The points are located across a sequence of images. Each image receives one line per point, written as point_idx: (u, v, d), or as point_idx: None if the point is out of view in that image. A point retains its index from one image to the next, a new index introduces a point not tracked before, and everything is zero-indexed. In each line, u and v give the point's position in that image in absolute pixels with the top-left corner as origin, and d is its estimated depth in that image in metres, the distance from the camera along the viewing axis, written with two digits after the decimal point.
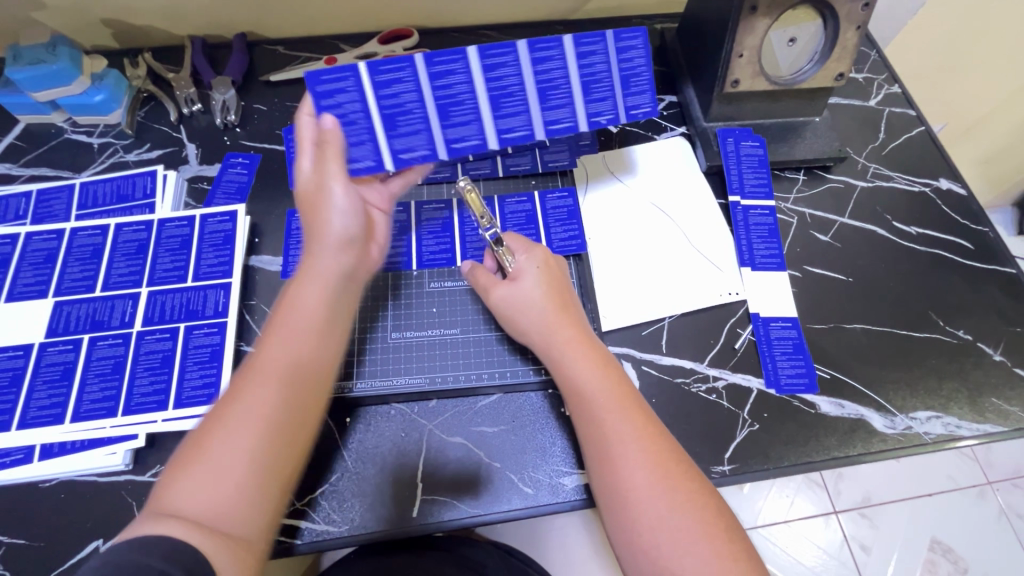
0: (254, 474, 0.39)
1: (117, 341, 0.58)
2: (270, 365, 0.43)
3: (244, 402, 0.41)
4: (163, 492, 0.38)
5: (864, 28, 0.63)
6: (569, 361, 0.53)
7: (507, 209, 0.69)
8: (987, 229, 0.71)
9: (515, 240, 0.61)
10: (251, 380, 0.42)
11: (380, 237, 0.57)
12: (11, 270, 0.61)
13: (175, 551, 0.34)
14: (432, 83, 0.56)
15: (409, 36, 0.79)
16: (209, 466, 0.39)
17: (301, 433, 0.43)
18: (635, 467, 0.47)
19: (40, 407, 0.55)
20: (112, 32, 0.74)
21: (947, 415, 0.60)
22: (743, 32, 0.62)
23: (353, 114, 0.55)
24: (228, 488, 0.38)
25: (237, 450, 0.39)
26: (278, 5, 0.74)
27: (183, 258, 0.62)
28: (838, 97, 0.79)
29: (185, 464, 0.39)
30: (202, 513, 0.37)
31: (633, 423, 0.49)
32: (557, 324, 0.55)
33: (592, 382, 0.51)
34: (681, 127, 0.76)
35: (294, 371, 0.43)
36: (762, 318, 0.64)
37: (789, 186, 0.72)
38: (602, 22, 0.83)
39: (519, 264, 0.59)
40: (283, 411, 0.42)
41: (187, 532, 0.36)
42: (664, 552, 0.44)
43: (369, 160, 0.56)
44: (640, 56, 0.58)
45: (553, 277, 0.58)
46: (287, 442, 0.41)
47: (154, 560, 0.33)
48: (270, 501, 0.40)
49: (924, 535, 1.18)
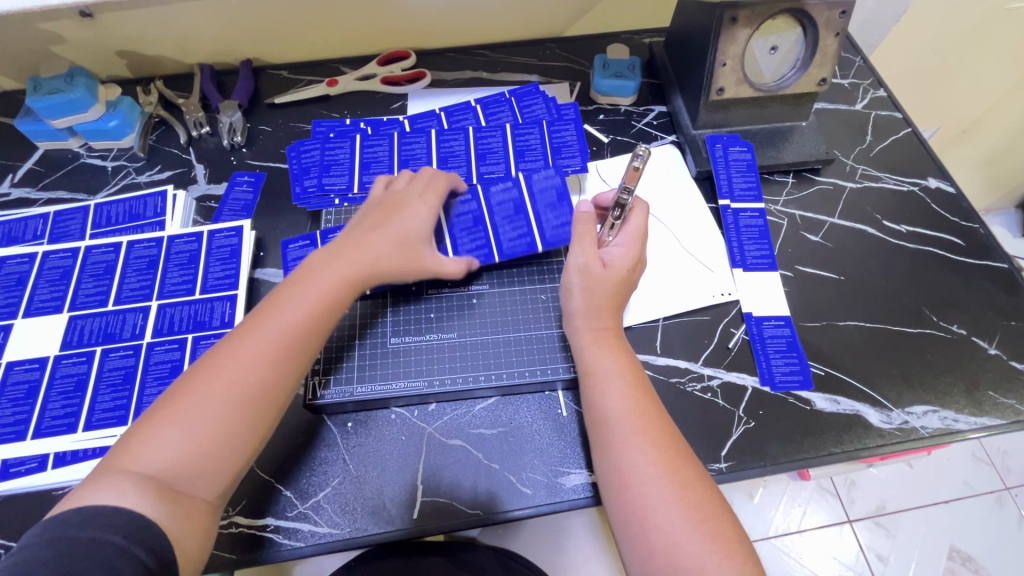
0: (212, 443, 0.45)
1: (128, 352, 0.60)
2: (259, 340, 0.49)
3: (225, 370, 0.47)
4: (125, 451, 0.44)
5: (843, 35, 0.65)
6: (591, 344, 0.56)
7: (493, 199, 0.66)
8: (978, 225, 0.71)
9: (636, 224, 0.62)
10: (234, 348, 0.48)
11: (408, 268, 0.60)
12: (28, 287, 0.64)
13: (127, 525, 0.39)
14: (400, 145, 0.72)
15: (406, 57, 0.82)
16: (178, 428, 0.44)
17: (269, 407, 0.48)
18: (636, 450, 0.49)
19: (55, 417, 0.57)
20: (127, 63, 0.78)
21: (944, 409, 0.60)
22: (725, 42, 0.64)
23: (339, 156, 0.71)
24: (188, 445, 0.44)
25: (206, 413, 0.45)
26: (282, 32, 0.78)
27: (191, 272, 0.65)
28: (825, 103, 0.81)
29: (150, 428, 0.44)
30: (158, 471, 0.43)
31: (638, 410, 0.51)
32: (602, 313, 0.57)
33: (606, 366, 0.54)
34: (671, 136, 0.78)
35: (269, 353, 0.49)
36: (755, 318, 0.65)
37: (779, 189, 0.74)
38: (592, 37, 0.86)
39: (613, 253, 0.60)
40: (248, 389, 0.47)
41: (139, 489, 0.41)
42: (670, 531, 0.45)
43: (339, 185, 0.69)
44: (571, 134, 0.72)
45: (625, 279, 0.59)
46: (249, 416, 0.47)
47: (115, 536, 0.38)
48: (225, 467, 0.45)
49: (942, 543, 1.16)
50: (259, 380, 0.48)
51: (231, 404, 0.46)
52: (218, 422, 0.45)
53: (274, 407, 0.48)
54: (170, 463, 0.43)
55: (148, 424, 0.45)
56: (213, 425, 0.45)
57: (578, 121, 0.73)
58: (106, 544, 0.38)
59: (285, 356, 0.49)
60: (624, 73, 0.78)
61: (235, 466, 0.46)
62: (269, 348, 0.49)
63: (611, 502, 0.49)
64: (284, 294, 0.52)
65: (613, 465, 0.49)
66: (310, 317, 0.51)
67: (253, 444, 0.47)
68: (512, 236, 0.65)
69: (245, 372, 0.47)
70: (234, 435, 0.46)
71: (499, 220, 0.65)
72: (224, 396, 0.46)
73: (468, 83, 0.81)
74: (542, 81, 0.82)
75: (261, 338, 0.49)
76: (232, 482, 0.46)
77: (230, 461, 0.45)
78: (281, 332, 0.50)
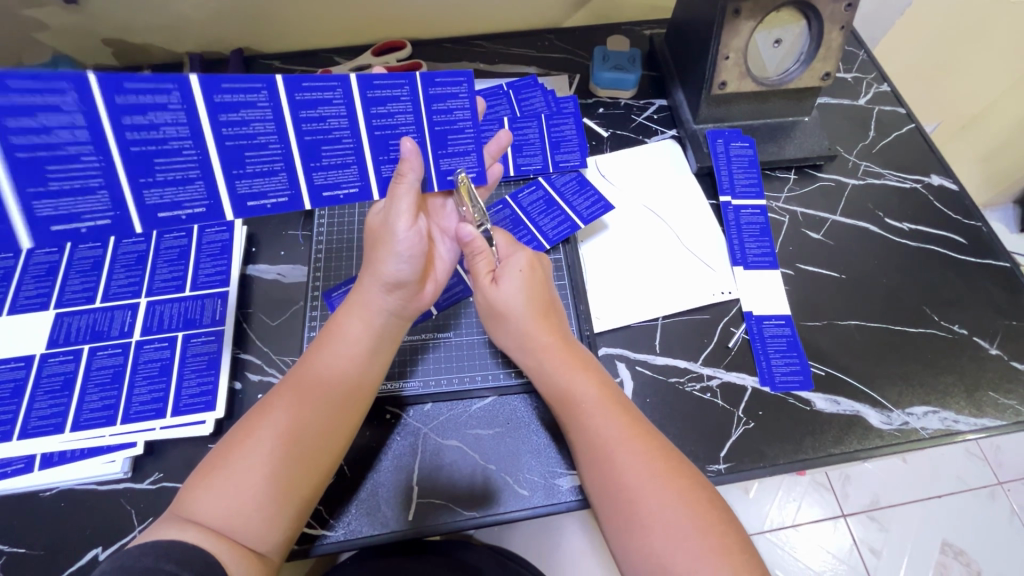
0: (269, 490, 0.45)
1: (116, 351, 0.59)
2: (315, 395, 0.49)
3: (270, 425, 0.47)
4: (184, 497, 0.45)
5: (848, 28, 0.63)
6: (554, 368, 0.54)
7: (513, 130, 0.71)
8: (980, 224, 0.71)
9: (503, 237, 0.61)
10: (277, 404, 0.49)
11: (439, 275, 0.60)
12: (13, 283, 0.62)
13: (184, 554, 0.41)
14: None
15: (401, 48, 0.80)
16: (231, 479, 0.45)
17: (323, 459, 0.49)
18: (624, 468, 0.48)
19: (41, 417, 0.56)
20: (113, 50, 0.76)
21: (944, 410, 0.60)
22: (728, 35, 0.63)
23: None
24: (242, 495, 0.44)
25: (260, 471, 0.45)
26: (274, 20, 0.76)
27: (181, 268, 0.64)
28: (828, 97, 0.80)
29: (204, 478, 0.45)
30: (218, 519, 0.44)
31: (620, 425, 0.50)
32: (537, 329, 0.55)
33: (583, 394, 0.52)
34: (671, 131, 0.77)
35: (325, 407, 0.49)
36: (756, 317, 0.64)
37: (780, 185, 0.73)
38: (591, 28, 0.85)
39: (505, 262, 0.58)
40: (302, 439, 0.48)
41: (203, 538, 0.42)
42: (677, 551, 0.44)
43: None
44: (571, 130, 0.72)
45: (537, 286, 0.57)
46: (303, 466, 0.47)
47: (165, 565, 0.39)
48: (286, 519, 0.46)
49: (935, 537, 1.16)
50: (311, 433, 0.48)
51: (286, 457, 0.47)
52: (274, 475, 0.46)
53: (330, 456, 0.49)
54: (229, 511, 0.44)
55: (204, 476, 0.45)
56: (271, 481, 0.46)
57: (577, 115, 0.73)
58: (159, 571, 0.39)
59: (339, 409, 0.50)
60: (624, 65, 0.77)
61: (297, 513, 0.47)
62: (329, 406, 0.50)
63: (609, 524, 0.48)
64: (332, 334, 0.53)
65: (609, 490, 0.48)
66: (366, 369, 0.53)
67: (310, 495, 0.48)
68: (528, 156, 0.70)
69: (294, 426, 0.48)
70: (292, 492, 0.46)
71: (514, 147, 0.71)
72: (276, 450, 0.46)
73: None
74: (540, 72, 0.80)
75: (315, 394, 0.50)
76: (292, 529, 0.47)
77: (288, 512, 0.46)
78: (333, 385, 0.51)
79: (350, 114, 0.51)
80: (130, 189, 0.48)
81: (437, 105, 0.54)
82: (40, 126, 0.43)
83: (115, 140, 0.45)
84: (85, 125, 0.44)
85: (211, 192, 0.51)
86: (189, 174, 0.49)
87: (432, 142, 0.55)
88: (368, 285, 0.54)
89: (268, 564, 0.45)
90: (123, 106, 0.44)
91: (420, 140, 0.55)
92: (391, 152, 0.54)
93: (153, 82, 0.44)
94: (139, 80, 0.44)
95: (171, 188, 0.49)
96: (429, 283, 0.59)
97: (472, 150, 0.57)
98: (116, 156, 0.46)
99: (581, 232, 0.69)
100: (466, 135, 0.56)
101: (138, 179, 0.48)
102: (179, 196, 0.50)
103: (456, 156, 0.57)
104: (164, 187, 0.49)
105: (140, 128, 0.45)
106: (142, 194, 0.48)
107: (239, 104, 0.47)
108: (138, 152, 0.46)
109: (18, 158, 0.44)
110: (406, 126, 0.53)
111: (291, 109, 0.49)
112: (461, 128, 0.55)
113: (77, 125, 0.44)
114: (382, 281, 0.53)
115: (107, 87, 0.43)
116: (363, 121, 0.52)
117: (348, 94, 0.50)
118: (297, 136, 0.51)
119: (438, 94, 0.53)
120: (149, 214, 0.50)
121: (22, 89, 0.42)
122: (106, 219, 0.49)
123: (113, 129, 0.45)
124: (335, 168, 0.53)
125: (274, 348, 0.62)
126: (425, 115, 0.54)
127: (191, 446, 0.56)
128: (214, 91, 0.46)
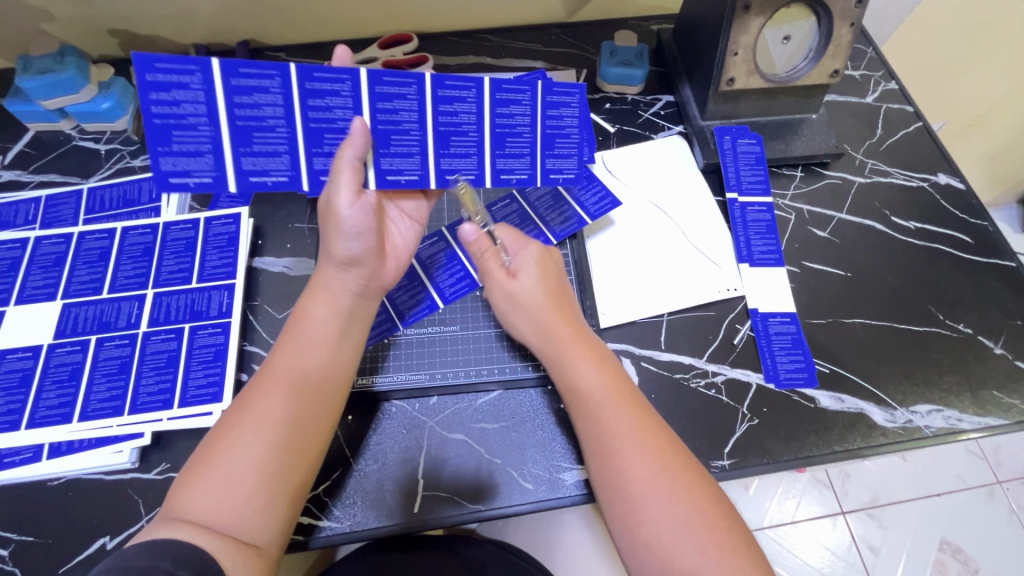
0: (254, 483, 0.45)
1: (123, 342, 0.59)
2: (283, 380, 0.49)
3: (247, 418, 0.47)
4: (173, 501, 0.45)
5: (858, 25, 0.63)
6: (567, 358, 0.54)
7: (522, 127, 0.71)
8: (986, 223, 0.71)
9: (507, 233, 0.60)
10: (252, 396, 0.49)
11: (399, 253, 0.58)
12: (19, 274, 0.62)
13: (178, 551, 0.41)
14: None
15: (408, 41, 0.80)
16: (216, 476, 0.45)
17: (302, 446, 0.48)
18: (632, 461, 0.48)
19: (49, 407, 0.56)
20: (119, 41, 0.75)
21: (948, 409, 0.60)
22: (737, 31, 0.62)
23: None
24: (226, 489, 0.45)
25: (241, 463, 0.45)
26: (281, 13, 0.76)
27: (187, 259, 0.64)
28: (836, 95, 0.79)
29: (188, 480, 0.45)
30: (206, 515, 0.44)
31: (631, 419, 0.50)
32: (553, 323, 0.55)
33: (591, 384, 0.52)
34: (678, 127, 0.76)
35: (296, 393, 0.49)
36: (760, 314, 0.64)
37: (786, 183, 0.73)
38: (600, 23, 0.84)
39: (518, 258, 0.58)
40: (274, 424, 0.47)
41: (195, 534, 0.42)
42: (682, 546, 0.44)
43: None
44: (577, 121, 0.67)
45: (558, 280, 0.59)
46: (284, 453, 0.47)
47: (160, 561, 0.40)
48: (278, 511, 0.46)
49: (933, 535, 1.17)
50: (295, 425, 0.48)
51: (271, 448, 0.47)
52: (260, 468, 0.46)
53: (314, 446, 0.49)
54: (217, 505, 0.44)
55: (189, 478, 0.45)
56: (250, 471, 0.45)
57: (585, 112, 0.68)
58: (154, 570, 0.39)
59: (317, 397, 0.50)
60: (631, 61, 0.76)
61: (290, 502, 0.47)
62: (300, 390, 0.50)
63: (614, 518, 0.48)
64: (297, 323, 0.53)
65: (614, 486, 0.48)
66: (336, 351, 0.52)
67: (299, 484, 0.48)
68: None
69: (274, 415, 0.48)
70: (277, 481, 0.46)
71: None
72: (256, 439, 0.46)
73: (472, 70, 0.80)
74: (547, 67, 0.80)
75: (282, 379, 0.49)
76: (287, 518, 0.47)
77: (278, 505, 0.46)
78: (306, 371, 0.50)
79: (479, 111, 0.54)
80: (231, 157, 0.50)
81: (551, 111, 0.56)
82: (172, 100, 0.47)
83: (225, 114, 0.48)
84: (205, 100, 0.47)
85: (295, 164, 0.52)
86: (278, 147, 0.50)
87: (543, 144, 0.58)
88: (327, 266, 0.54)
89: (267, 556, 0.45)
90: (237, 87, 0.47)
91: (533, 140, 0.57)
92: (507, 149, 0.57)
93: (262, 67, 0.47)
94: (253, 66, 0.47)
95: (263, 158, 0.51)
96: (390, 260, 0.57)
97: (576, 155, 0.59)
98: (223, 128, 0.48)
99: (588, 230, 0.69)
100: (572, 141, 0.58)
101: (239, 148, 0.50)
102: (269, 165, 0.51)
103: (561, 157, 0.59)
104: (259, 157, 0.50)
105: (246, 105, 0.48)
106: (240, 163, 0.50)
107: (324, 91, 0.49)
108: (243, 127, 0.49)
109: (153, 122, 0.47)
110: (523, 127, 0.56)
111: (370, 100, 0.50)
112: (570, 134, 0.58)
113: (200, 101, 0.47)
114: (336, 259, 0.53)
115: (226, 71, 0.46)
116: (488, 117, 0.54)
117: (481, 94, 0.53)
118: (370, 124, 0.51)
119: (555, 101, 0.56)
120: (243, 178, 0.51)
121: (165, 69, 0.45)
122: (210, 178, 0.50)
123: (225, 107, 0.47)
124: (459, 157, 0.56)
125: (280, 340, 0.62)
126: (540, 119, 0.56)
127: (198, 437, 0.57)
128: (306, 78, 0.48)
